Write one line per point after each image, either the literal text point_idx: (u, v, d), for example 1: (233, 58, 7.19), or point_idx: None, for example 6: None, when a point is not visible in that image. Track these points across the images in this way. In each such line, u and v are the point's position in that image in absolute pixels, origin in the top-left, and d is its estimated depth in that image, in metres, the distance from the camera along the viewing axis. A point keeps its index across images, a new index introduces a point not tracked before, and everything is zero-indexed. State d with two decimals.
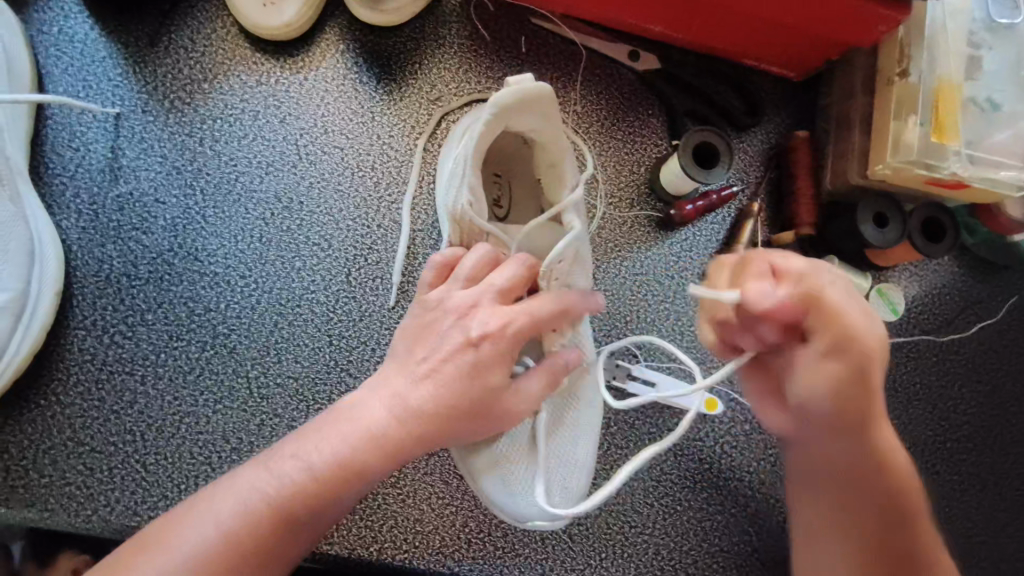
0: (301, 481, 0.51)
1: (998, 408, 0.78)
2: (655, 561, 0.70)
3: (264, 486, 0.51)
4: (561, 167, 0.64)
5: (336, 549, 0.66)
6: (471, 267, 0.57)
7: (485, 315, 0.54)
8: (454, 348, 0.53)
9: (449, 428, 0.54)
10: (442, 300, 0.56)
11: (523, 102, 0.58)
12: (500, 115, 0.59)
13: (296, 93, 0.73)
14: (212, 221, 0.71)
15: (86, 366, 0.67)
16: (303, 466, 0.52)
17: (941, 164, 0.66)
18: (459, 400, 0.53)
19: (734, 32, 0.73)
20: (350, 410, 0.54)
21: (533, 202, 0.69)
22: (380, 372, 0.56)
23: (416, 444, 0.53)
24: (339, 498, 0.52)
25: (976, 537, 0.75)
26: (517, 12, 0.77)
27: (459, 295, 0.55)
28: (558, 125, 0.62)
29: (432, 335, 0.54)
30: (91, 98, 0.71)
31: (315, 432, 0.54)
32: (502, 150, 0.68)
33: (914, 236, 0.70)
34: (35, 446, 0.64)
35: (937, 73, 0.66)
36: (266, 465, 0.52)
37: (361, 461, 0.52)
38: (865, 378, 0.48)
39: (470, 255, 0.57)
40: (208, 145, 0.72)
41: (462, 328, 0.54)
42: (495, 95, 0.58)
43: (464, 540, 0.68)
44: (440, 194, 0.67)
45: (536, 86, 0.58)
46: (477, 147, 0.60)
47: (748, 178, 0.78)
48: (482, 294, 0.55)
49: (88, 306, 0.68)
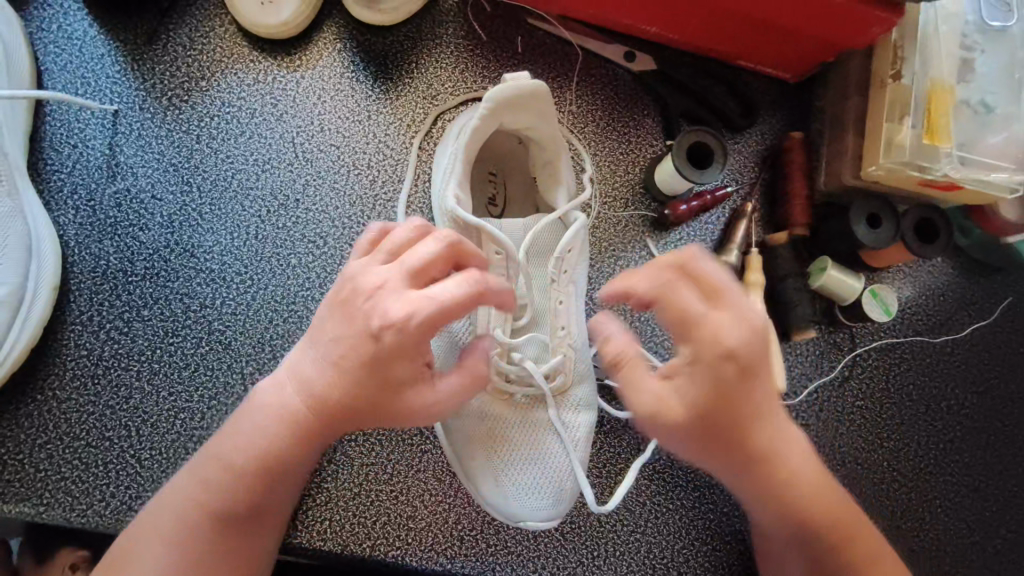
0: (227, 479, 0.53)
1: (990, 410, 0.78)
2: (647, 559, 0.70)
3: (196, 489, 0.53)
4: (558, 168, 0.65)
5: (329, 545, 0.66)
6: (415, 259, 0.51)
7: (389, 301, 0.50)
8: (359, 338, 0.51)
9: (360, 414, 0.54)
10: (357, 278, 0.53)
11: (518, 97, 0.60)
12: (494, 109, 0.60)
13: (293, 91, 0.74)
14: (209, 217, 0.71)
15: (82, 361, 0.67)
16: (247, 467, 0.54)
17: (933, 166, 0.67)
18: (363, 390, 0.52)
19: (729, 34, 0.73)
20: (264, 400, 0.56)
21: (529, 201, 0.70)
22: (302, 358, 0.55)
23: (333, 427, 0.55)
24: (275, 486, 0.55)
25: (968, 538, 0.75)
26: (514, 12, 0.78)
27: (375, 271, 0.52)
28: (555, 122, 0.63)
29: (349, 321, 0.52)
30: (89, 95, 0.71)
31: (229, 430, 0.55)
32: (497, 149, 0.68)
33: (906, 236, 0.71)
34: (31, 440, 0.65)
35: (930, 75, 0.67)
36: (193, 470, 0.54)
37: (282, 449, 0.54)
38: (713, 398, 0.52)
39: (423, 245, 0.52)
40: (205, 142, 0.72)
41: (365, 320, 0.51)
42: (492, 91, 0.59)
43: (457, 537, 0.68)
44: (435, 189, 0.68)
45: (531, 82, 0.59)
46: (473, 141, 0.61)
47: (743, 179, 0.79)
48: (396, 278, 0.51)
49: (85, 302, 0.68)
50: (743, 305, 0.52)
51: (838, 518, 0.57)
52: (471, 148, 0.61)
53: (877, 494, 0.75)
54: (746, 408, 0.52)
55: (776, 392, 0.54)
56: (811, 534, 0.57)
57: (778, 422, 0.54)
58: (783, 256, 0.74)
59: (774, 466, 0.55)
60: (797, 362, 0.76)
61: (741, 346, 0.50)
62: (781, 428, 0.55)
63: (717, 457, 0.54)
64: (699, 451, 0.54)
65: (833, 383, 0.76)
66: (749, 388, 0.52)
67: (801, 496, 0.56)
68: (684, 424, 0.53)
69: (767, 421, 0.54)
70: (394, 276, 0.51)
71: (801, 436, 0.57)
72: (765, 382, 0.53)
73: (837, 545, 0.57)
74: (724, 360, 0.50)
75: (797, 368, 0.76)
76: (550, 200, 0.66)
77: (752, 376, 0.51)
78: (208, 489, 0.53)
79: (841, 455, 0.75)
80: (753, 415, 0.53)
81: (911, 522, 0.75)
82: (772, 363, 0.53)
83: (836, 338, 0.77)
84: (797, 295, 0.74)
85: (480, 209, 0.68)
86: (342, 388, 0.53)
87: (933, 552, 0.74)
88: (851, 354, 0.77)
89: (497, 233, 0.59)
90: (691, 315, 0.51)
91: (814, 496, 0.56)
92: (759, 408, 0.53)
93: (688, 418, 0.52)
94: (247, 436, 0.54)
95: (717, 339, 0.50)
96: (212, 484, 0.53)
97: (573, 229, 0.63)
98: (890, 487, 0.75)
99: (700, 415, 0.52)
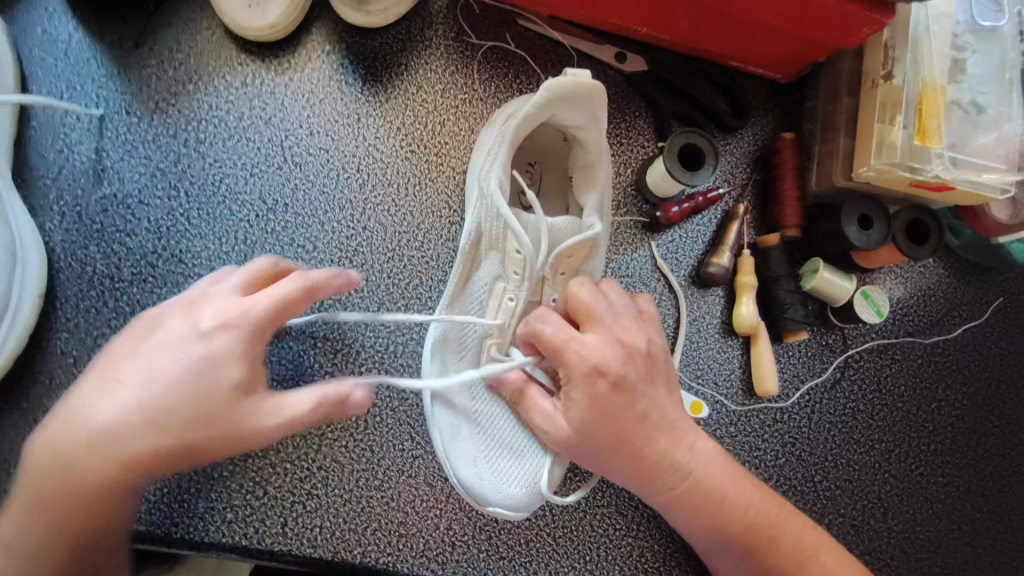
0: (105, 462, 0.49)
1: (982, 410, 0.78)
2: (639, 563, 0.70)
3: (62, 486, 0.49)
4: (595, 169, 0.64)
5: (320, 552, 0.66)
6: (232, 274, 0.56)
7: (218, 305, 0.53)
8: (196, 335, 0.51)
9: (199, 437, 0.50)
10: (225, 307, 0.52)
11: (572, 95, 0.59)
12: (548, 102, 0.59)
13: (281, 95, 0.73)
14: (197, 222, 0.70)
15: (70, 369, 0.66)
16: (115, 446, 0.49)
17: (925, 167, 0.66)
18: (179, 425, 0.49)
19: (721, 35, 0.73)
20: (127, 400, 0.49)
21: (562, 195, 0.70)
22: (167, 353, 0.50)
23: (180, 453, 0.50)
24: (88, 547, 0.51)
25: (961, 539, 0.75)
26: (504, 13, 0.77)
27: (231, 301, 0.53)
28: (603, 126, 0.63)
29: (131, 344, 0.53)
30: (75, 99, 0.71)
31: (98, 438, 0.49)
32: (542, 139, 0.69)
33: (897, 238, 0.71)
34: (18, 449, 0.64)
35: (921, 75, 0.66)
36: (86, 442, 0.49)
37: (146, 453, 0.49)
38: (602, 403, 0.55)
39: (280, 284, 0.54)
40: (193, 146, 0.71)
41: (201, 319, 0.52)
42: (549, 82, 0.58)
43: (449, 542, 0.68)
44: (475, 171, 0.70)
45: (591, 82, 0.59)
46: (522, 129, 0.60)
47: (735, 181, 0.78)
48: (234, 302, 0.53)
49: (72, 309, 0.67)
50: (620, 327, 0.58)
51: (757, 523, 0.58)
52: (517, 135, 0.61)
53: (870, 496, 0.75)
54: (631, 423, 0.56)
55: (668, 404, 0.58)
56: (729, 539, 0.58)
57: (673, 432, 0.58)
58: (775, 258, 0.74)
59: (674, 477, 0.57)
60: (788, 364, 0.76)
61: (612, 363, 0.56)
62: (678, 440, 0.58)
63: (607, 470, 0.58)
64: (595, 467, 0.59)
65: (825, 385, 0.76)
66: (627, 403, 0.56)
67: (708, 505, 0.57)
68: (573, 440, 0.57)
69: (658, 432, 0.57)
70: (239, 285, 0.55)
71: (710, 442, 0.60)
72: (648, 394, 0.57)
73: (757, 545, 0.58)
74: (593, 376, 0.55)
75: (789, 370, 0.76)
76: (581, 199, 0.65)
77: (630, 391, 0.56)
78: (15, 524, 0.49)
79: (835, 456, 0.75)
80: (639, 428, 0.56)
81: (903, 523, 0.74)
82: (654, 383, 0.58)
83: (828, 340, 0.77)
84: (789, 297, 0.74)
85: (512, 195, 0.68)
86: (158, 429, 0.49)
87: (924, 554, 0.74)
88: (843, 355, 0.77)
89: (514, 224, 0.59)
90: (563, 342, 0.56)
91: (724, 501, 0.57)
92: (642, 419, 0.56)
93: (574, 436, 0.57)
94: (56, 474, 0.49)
95: (581, 359, 0.55)
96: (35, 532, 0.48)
97: (585, 236, 0.61)
98: (881, 488, 0.75)
99: (586, 428, 0.56)
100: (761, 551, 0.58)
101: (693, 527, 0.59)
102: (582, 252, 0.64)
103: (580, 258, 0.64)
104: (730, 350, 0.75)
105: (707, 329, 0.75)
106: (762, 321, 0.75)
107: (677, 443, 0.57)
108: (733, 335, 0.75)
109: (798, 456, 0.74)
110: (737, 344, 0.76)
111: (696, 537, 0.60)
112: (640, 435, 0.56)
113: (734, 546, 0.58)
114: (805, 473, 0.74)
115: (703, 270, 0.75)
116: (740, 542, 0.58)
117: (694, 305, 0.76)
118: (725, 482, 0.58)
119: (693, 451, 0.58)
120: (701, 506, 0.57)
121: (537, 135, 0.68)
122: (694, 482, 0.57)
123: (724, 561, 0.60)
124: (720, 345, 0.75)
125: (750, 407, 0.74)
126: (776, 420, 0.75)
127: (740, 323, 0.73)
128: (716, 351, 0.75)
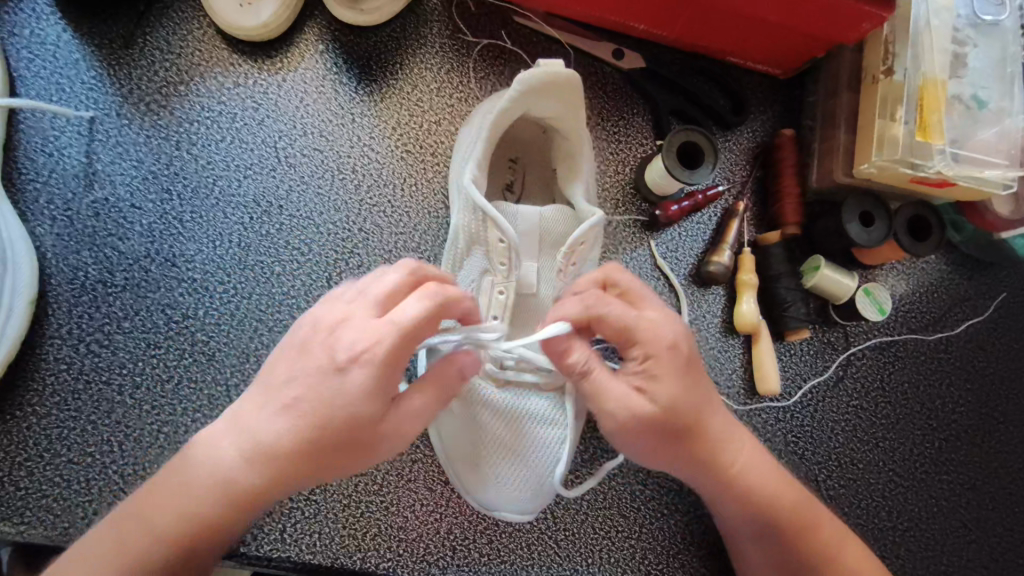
0: (266, 445, 0.48)
1: (985, 406, 0.78)
2: (642, 565, 0.69)
3: (232, 448, 0.49)
4: (579, 159, 0.63)
5: (319, 559, 0.65)
6: (377, 289, 0.50)
7: (354, 332, 0.48)
8: (320, 370, 0.48)
9: (336, 445, 0.48)
10: (326, 322, 0.50)
11: (548, 84, 0.58)
12: (525, 93, 0.58)
13: (274, 95, 0.72)
14: (190, 226, 0.69)
15: (62, 375, 0.65)
16: (280, 426, 0.48)
17: (926, 163, 0.65)
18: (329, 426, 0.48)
19: (717, 31, 0.72)
20: (304, 372, 0.49)
21: (545, 189, 0.69)
22: (310, 366, 0.49)
23: (323, 457, 0.48)
24: (192, 561, 0.49)
25: (965, 536, 0.75)
26: (500, 10, 0.76)
27: (342, 306, 0.51)
28: (581, 114, 0.61)
29: (326, 385, 0.48)
30: (65, 101, 0.69)
31: (276, 400, 0.49)
32: (520, 134, 0.68)
33: (899, 235, 0.70)
34: (10, 458, 0.63)
35: (923, 71, 0.65)
36: (269, 407, 0.49)
37: (299, 438, 0.48)
38: (681, 380, 0.53)
39: (387, 277, 0.51)
40: (185, 148, 0.70)
41: (330, 348, 0.49)
42: (523, 74, 0.57)
43: (449, 547, 0.67)
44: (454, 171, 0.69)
45: (565, 71, 0.58)
46: (500, 123, 0.60)
47: (734, 177, 0.78)
48: (348, 312, 0.50)
49: (63, 314, 0.66)
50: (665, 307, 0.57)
51: (800, 504, 0.59)
52: (493, 129, 0.60)
53: (874, 494, 0.74)
54: (699, 398, 0.54)
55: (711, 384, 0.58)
56: (778, 523, 0.58)
57: (723, 410, 0.57)
58: (775, 255, 0.73)
59: (730, 458, 0.57)
60: (790, 362, 0.75)
61: (683, 338, 0.54)
62: (727, 418, 0.57)
63: (675, 456, 0.55)
64: (663, 457, 0.55)
65: (827, 383, 0.76)
66: (696, 378, 0.54)
67: (759, 485, 0.57)
68: (653, 425, 0.53)
69: (717, 410, 0.56)
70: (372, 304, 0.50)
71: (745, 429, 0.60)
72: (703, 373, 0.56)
73: (802, 527, 0.58)
74: (672, 351, 0.53)
75: (791, 369, 0.75)
76: (568, 192, 0.64)
77: (695, 365, 0.55)
78: (186, 471, 0.50)
79: (837, 455, 0.75)
80: (705, 404, 0.55)
81: (906, 522, 0.74)
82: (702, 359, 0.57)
83: (830, 337, 0.76)
84: (790, 295, 0.73)
85: (494, 193, 0.68)
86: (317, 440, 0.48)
87: (929, 551, 0.74)
88: (845, 353, 0.76)
89: (498, 217, 0.58)
90: (636, 319, 0.53)
91: (769, 481, 0.58)
92: (704, 399, 0.55)
93: (654, 420, 0.53)
94: (190, 481, 0.49)
95: (657, 334, 0.53)
96: (178, 503, 0.49)
97: (587, 223, 0.60)
98: (885, 487, 0.74)
99: (670, 409, 0.53)
100: (806, 533, 0.58)
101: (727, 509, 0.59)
102: (591, 239, 0.62)
103: (588, 244, 0.63)
104: (731, 349, 0.75)
105: (708, 328, 0.75)
106: (763, 319, 0.74)
107: (732, 433, 0.57)
108: (735, 333, 0.75)
109: (799, 455, 0.74)
110: (739, 342, 0.75)
111: (735, 523, 0.59)
112: (705, 415, 0.55)
113: (780, 530, 0.58)
114: (808, 472, 0.74)
115: (703, 268, 0.74)
116: (787, 523, 0.58)
117: (694, 305, 0.75)
118: (759, 475, 0.57)
119: (738, 431, 0.58)
120: (752, 487, 0.57)
121: (514, 130, 0.67)
122: (746, 463, 0.57)
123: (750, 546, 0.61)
124: (720, 344, 0.75)
125: (752, 406, 0.74)
126: (777, 419, 0.74)
127: (742, 322, 0.72)
128: (716, 350, 0.74)
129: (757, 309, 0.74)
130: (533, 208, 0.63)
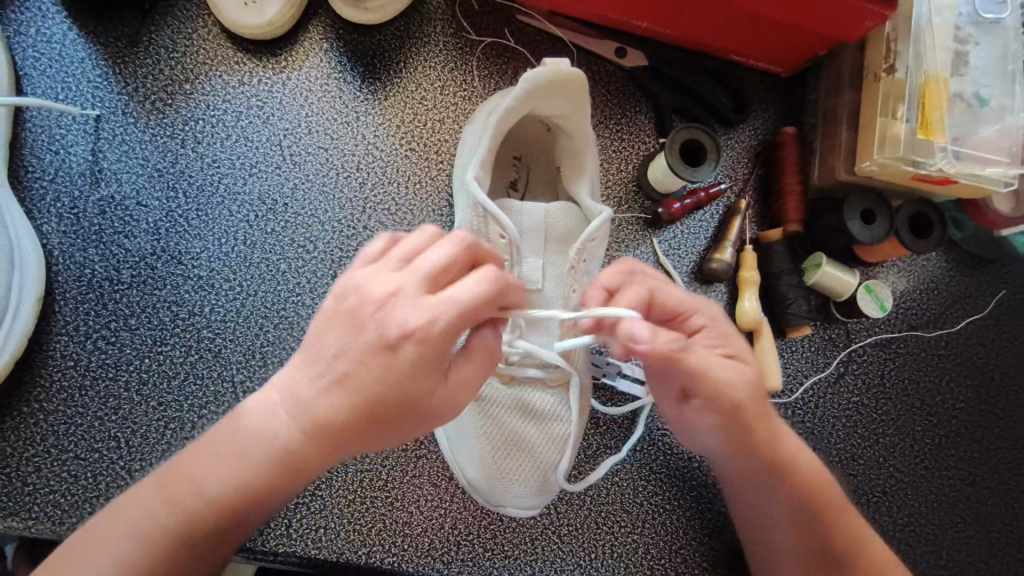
0: (313, 419, 0.47)
1: (986, 403, 0.78)
2: (645, 560, 0.70)
3: (277, 418, 0.48)
4: (582, 157, 0.64)
5: (324, 554, 0.66)
6: (430, 264, 0.45)
7: (405, 310, 0.45)
8: (369, 347, 0.45)
9: (389, 418, 0.47)
10: (371, 296, 0.46)
11: (553, 83, 0.58)
12: (531, 92, 0.58)
13: (279, 93, 0.72)
14: (195, 223, 0.70)
15: (69, 372, 0.66)
16: (326, 401, 0.47)
17: (928, 160, 0.66)
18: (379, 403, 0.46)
19: (719, 29, 0.72)
20: (350, 349, 0.46)
21: (548, 187, 0.70)
22: (358, 344, 0.46)
23: (372, 430, 0.47)
24: (238, 523, 0.51)
25: (966, 531, 0.75)
26: (503, 9, 0.76)
27: (387, 278, 0.46)
28: (585, 113, 0.62)
29: (380, 364, 0.45)
30: (71, 100, 0.70)
31: (323, 374, 0.47)
32: (524, 133, 0.68)
33: (900, 232, 0.70)
34: (19, 454, 0.64)
35: (924, 69, 0.65)
36: (315, 381, 0.47)
37: (346, 415, 0.47)
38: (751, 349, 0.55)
39: (437, 250, 0.46)
40: (191, 147, 0.71)
41: (378, 328, 0.45)
42: (528, 73, 0.57)
43: (453, 542, 0.67)
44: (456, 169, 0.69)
45: (570, 70, 0.58)
46: (504, 123, 0.60)
47: (736, 175, 0.78)
48: (397, 287, 0.45)
49: (70, 312, 0.67)
50: None
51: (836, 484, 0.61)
52: (499, 127, 0.59)
53: (875, 490, 0.75)
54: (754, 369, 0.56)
55: None
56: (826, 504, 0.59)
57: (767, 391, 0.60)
58: (776, 253, 0.74)
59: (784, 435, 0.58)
60: (792, 359, 0.76)
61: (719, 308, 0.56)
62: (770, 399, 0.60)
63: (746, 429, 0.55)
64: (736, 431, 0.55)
65: (828, 379, 0.76)
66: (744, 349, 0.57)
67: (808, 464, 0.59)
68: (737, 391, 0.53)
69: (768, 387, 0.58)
70: (422, 281, 0.45)
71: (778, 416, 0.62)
72: None
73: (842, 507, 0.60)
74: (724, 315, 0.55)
75: (792, 365, 0.76)
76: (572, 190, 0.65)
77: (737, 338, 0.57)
78: (234, 438, 0.49)
79: (838, 450, 0.75)
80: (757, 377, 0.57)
81: (907, 517, 0.74)
82: None
83: (831, 334, 0.77)
84: (791, 292, 0.73)
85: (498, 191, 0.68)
86: (365, 417, 0.47)
87: (929, 546, 0.74)
88: (846, 350, 0.77)
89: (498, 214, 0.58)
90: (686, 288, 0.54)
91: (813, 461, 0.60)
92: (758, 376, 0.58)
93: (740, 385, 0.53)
94: (240, 445, 0.49)
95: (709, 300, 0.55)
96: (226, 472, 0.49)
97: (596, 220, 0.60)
98: (886, 483, 0.75)
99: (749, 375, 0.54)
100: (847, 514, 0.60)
101: (762, 493, 0.60)
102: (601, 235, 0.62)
103: (597, 242, 0.63)
104: None
105: None
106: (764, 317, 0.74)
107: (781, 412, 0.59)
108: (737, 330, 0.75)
109: None
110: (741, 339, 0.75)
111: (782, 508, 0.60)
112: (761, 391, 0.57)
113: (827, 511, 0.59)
114: None
115: (705, 266, 0.74)
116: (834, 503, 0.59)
117: None
118: (806, 456, 0.59)
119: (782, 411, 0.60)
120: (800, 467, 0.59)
121: (517, 129, 0.67)
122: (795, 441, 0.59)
123: (784, 535, 0.61)
124: None
125: None
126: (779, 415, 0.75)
127: (743, 319, 0.73)
128: None
129: (759, 306, 0.74)
130: (538, 205, 0.64)
